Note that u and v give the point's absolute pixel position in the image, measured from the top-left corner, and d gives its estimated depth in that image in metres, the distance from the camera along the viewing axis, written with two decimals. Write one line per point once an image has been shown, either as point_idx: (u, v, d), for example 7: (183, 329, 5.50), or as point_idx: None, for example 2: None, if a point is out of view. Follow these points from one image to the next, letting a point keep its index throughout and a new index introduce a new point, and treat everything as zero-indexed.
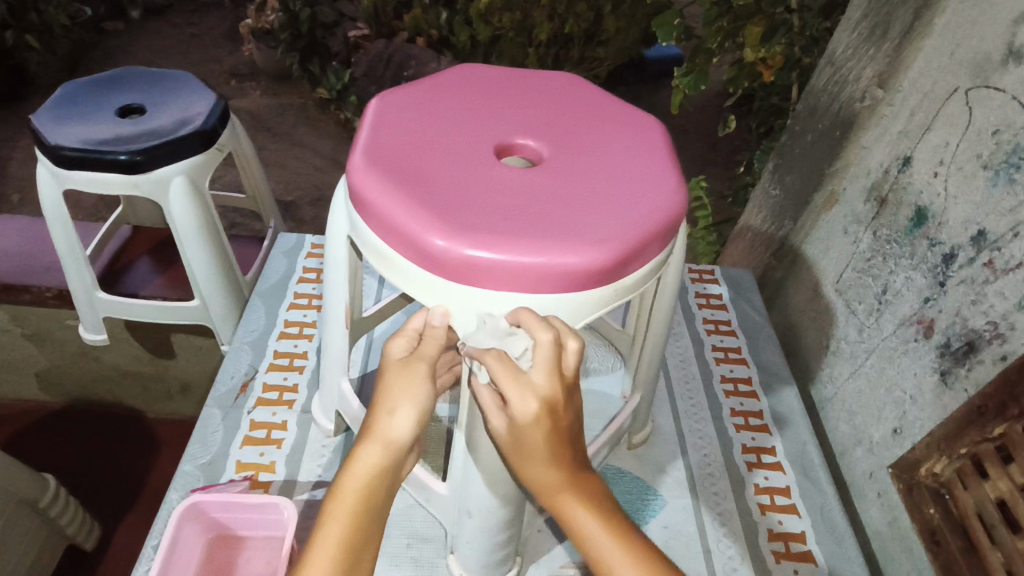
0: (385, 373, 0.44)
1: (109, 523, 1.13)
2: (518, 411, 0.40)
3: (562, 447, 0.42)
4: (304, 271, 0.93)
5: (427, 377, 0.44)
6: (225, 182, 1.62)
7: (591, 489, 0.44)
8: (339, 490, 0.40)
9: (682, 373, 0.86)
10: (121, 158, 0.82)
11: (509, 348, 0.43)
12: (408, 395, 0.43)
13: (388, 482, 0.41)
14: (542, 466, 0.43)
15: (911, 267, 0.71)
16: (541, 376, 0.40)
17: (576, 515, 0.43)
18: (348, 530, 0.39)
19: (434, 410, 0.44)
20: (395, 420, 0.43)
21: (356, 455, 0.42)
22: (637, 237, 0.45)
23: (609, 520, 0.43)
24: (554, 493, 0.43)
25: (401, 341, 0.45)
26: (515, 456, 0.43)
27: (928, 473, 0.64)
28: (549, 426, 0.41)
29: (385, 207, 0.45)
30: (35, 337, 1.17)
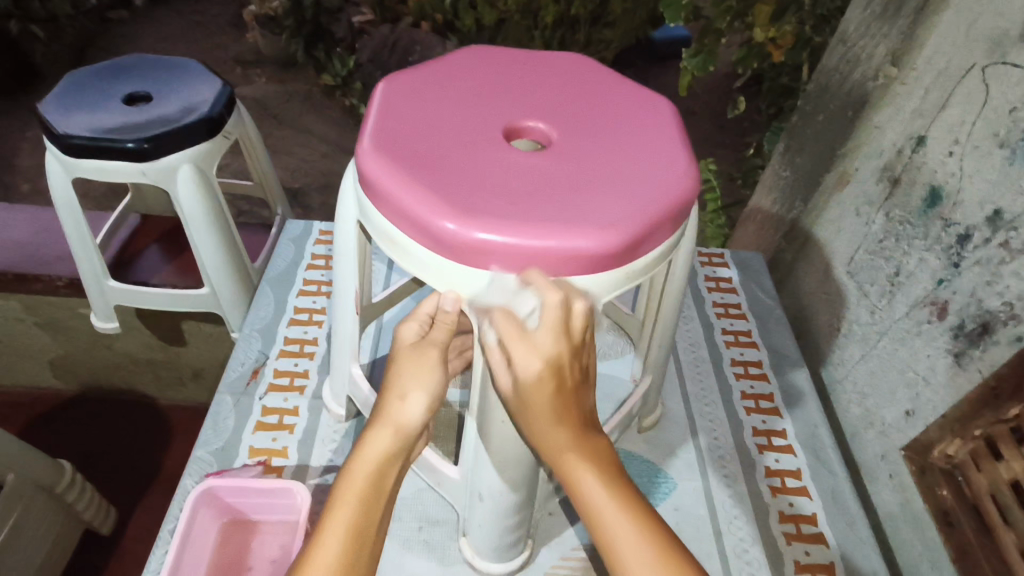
0: (398, 359, 0.45)
1: (126, 508, 1.15)
2: (521, 369, 0.41)
3: (568, 408, 0.43)
4: (313, 257, 0.93)
5: (438, 363, 0.45)
6: (232, 169, 1.62)
7: (600, 455, 0.44)
8: (351, 471, 0.41)
9: (692, 356, 0.86)
10: (128, 147, 0.82)
11: (518, 305, 0.42)
12: (419, 381, 0.44)
13: (398, 466, 0.42)
14: (550, 426, 0.43)
15: (924, 248, 0.70)
16: (546, 336, 0.41)
17: (581, 478, 0.42)
18: (358, 513, 0.39)
19: (444, 396, 0.45)
20: (406, 405, 0.43)
21: (367, 439, 0.42)
22: (648, 219, 0.45)
23: (614, 487, 0.42)
24: (560, 454, 0.43)
25: (412, 324, 0.47)
26: (522, 414, 0.44)
27: (941, 455, 0.64)
28: (552, 385, 0.42)
29: (394, 192, 0.45)
30: (47, 326, 1.18)
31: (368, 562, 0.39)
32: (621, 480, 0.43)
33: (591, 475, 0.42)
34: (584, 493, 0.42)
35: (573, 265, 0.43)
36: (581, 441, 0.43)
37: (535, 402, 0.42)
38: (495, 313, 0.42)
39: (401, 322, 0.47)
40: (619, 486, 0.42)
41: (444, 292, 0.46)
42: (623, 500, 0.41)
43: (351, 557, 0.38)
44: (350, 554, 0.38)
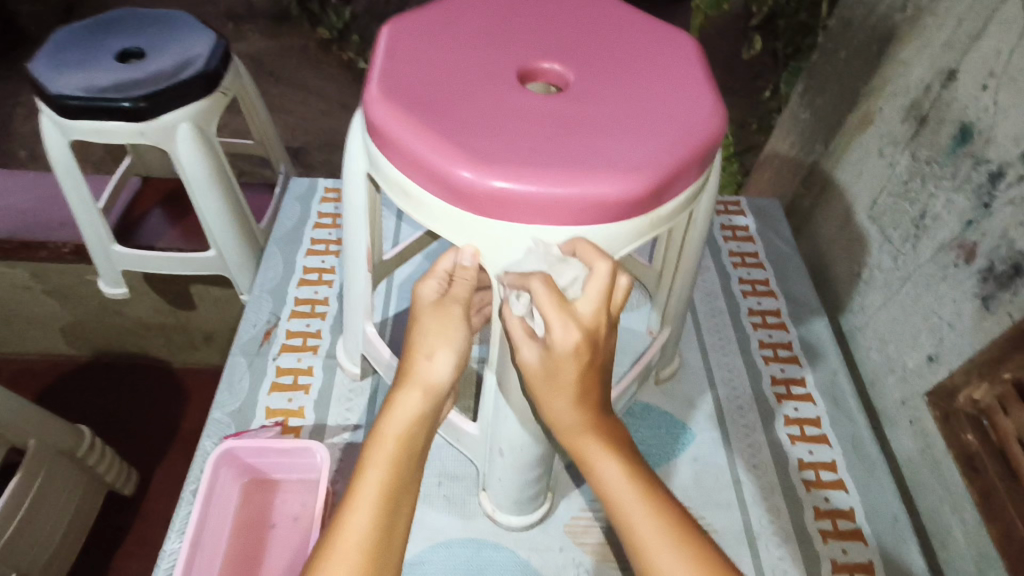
0: (421, 316, 0.43)
1: (147, 469, 1.17)
2: (559, 341, 0.39)
3: (594, 390, 0.42)
4: (319, 216, 0.91)
5: (462, 320, 0.43)
6: (232, 129, 1.58)
7: (616, 439, 0.44)
8: (380, 435, 0.40)
9: (709, 307, 0.84)
10: (123, 106, 0.79)
11: (558, 276, 0.41)
12: (445, 338, 0.42)
13: (427, 428, 0.41)
14: (568, 411, 0.43)
15: (953, 189, 0.67)
16: (589, 308, 0.39)
17: (599, 462, 0.43)
18: (389, 475, 0.38)
19: (470, 352, 0.44)
20: (433, 364, 0.42)
21: (394, 401, 0.41)
22: (673, 163, 0.43)
23: (632, 468, 0.43)
24: (578, 438, 0.44)
25: (432, 282, 0.44)
26: (542, 394, 0.42)
27: (967, 400, 0.62)
28: (586, 360, 0.40)
29: (405, 139, 0.43)
30: (56, 293, 1.17)
31: (403, 525, 0.38)
32: (637, 462, 0.44)
33: (607, 457, 0.43)
34: (601, 475, 0.43)
35: (595, 214, 0.41)
36: (599, 425, 0.44)
37: (560, 380, 0.41)
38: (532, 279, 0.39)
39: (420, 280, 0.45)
40: (636, 471, 0.43)
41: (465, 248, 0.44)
42: (638, 483, 0.42)
43: (384, 521, 0.37)
44: (384, 517, 0.37)
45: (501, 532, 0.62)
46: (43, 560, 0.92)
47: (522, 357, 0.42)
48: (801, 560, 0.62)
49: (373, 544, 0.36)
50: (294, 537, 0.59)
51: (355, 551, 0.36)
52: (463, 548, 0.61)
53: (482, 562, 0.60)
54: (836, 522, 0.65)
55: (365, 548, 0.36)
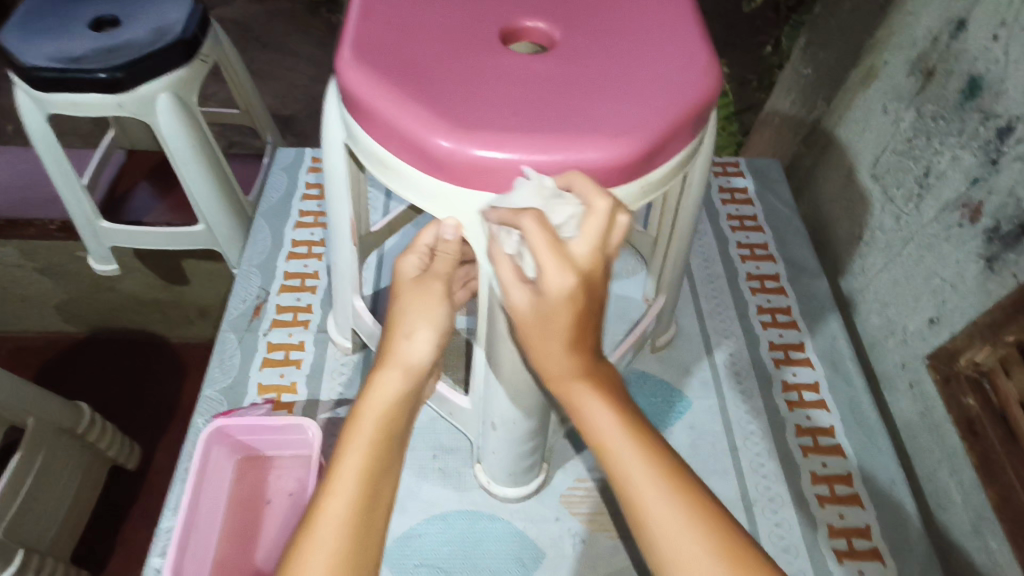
0: (401, 294, 0.43)
1: (148, 444, 1.18)
2: (552, 283, 0.35)
3: (586, 333, 0.38)
4: (307, 188, 0.89)
5: (444, 298, 0.43)
6: (219, 98, 1.54)
7: (610, 387, 0.40)
8: (359, 415, 0.38)
9: (706, 273, 0.83)
10: (100, 77, 0.76)
11: (553, 213, 0.36)
12: (425, 316, 0.42)
13: (409, 408, 0.39)
14: (559, 353, 0.39)
15: (959, 145, 0.64)
16: (586, 248, 0.35)
17: (591, 410, 0.39)
18: (370, 457, 0.36)
19: (451, 331, 0.43)
20: (414, 343, 0.41)
21: (375, 381, 0.39)
22: (664, 125, 0.40)
23: (627, 417, 0.39)
24: (569, 386, 0.39)
25: (412, 258, 0.43)
26: (532, 338, 0.38)
27: (968, 363, 0.61)
28: (583, 305, 0.36)
29: (381, 106, 0.40)
30: (48, 271, 1.16)
31: (385, 506, 0.35)
32: (635, 414, 0.39)
33: (600, 404, 0.39)
34: (592, 421, 0.39)
35: (583, 181, 0.39)
36: (590, 368, 0.40)
37: (552, 324, 0.37)
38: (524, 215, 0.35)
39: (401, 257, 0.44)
40: (633, 421, 0.39)
41: (443, 223, 0.43)
42: (634, 430, 0.38)
43: (365, 501, 0.34)
44: (365, 498, 0.35)
45: (497, 504, 0.62)
46: (50, 536, 0.94)
47: (510, 300, 0.38)
48: (798, 525, 0.62)
49: (354, 527, 0.34)
50: (290, 514, 0.59)
51: (334, 535, 0.33)
52: (458, 521, 0.61)
53: (478, 534, 0.60)
54: (834, 488, 0.65)
55: (345, 533, 0.33)
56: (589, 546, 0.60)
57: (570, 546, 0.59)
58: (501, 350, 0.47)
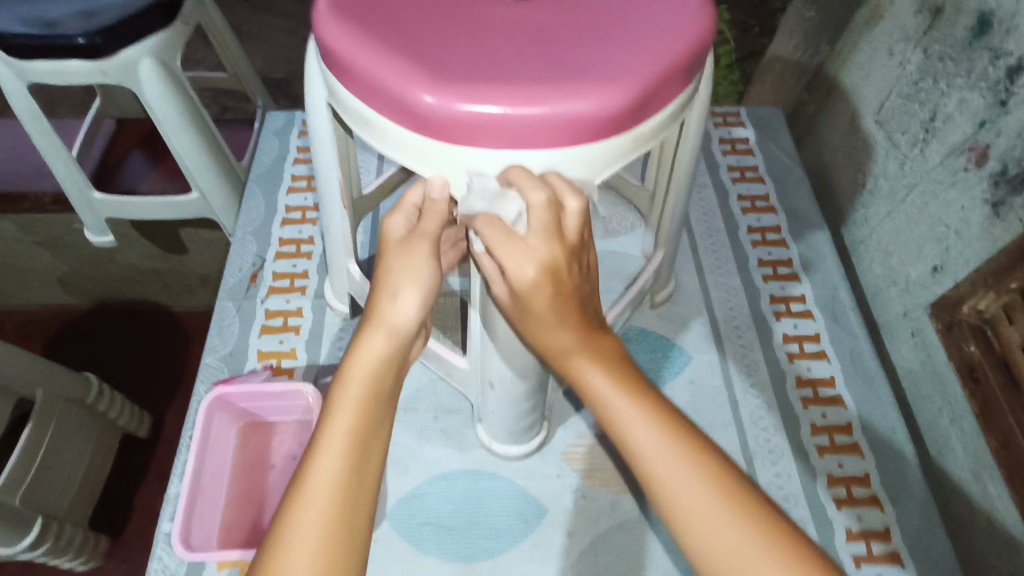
0: (387, 255, 0.41)
1: (158, 412, 1.20)
2: (516, 277, 0.38)
3: (572, 305, 0.39)
4: (298, 151, 0.87)
5: (430, 256, 0.41)
6: (207, 62, 1.51)
7: (607, 351, 0.40)
8: (346, 376, 0.38)
9: (707, 226, 0.82)
10: (79, 42, 0.73)
11: (500, 212, 0.38)
12: (411, 278, 0.41)
13: (395, 370, 0.39)
14: (551, 324, 0.39)
15: (966, 86, 0.62)
16: (538, 242, 0.37)
17: (587, 373, 0.39)
18: (358, 418, 0.36)
19: (439, 292, 0.42)
20: (399, 306, 0.40)
21: (360, 343, 0.39)
22: (656, 72, 0.39)
23: (625, 377, 0.39)
24: (567, 355, 0.40)
25: (399, 217, 0.42)
26: (522, 323, 0.41)
27: (971, 310, 0.61)
28: (552, 290, 0.38)
29: (361, 61, 0.39)
30: (46, 244, 1.16)
31: (376, 464, 0.36)
32: (633, 374, 0.39)
33: (595, 367, 0.39)
34: (593, 387, 0.39)
35: (572, 133, 0.38)
36: (586, 336, 0.40)
37: (534, 304, 0.38)
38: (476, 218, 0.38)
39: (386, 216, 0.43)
40: (630, 378, 0.39)
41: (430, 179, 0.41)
42: (636, 391, 0.38)
43: (356, 460, 0.35)
44: (355, 458, 0.35)
45: (499, 462, 0.63)
46: (67, 503, 0.96)
47: (496, 291, 0.41)
48: (797, 475, 0.63)
49: (346, 486, 0.34)
50: None
51: (324, 493, 0.34)
52: (461, 479, 0.61)
53: (481, 492, 0.61)
54: (833, 437, 0.65)
55: (334, 498, 0.33)
56: (590, 500, 0.60)
57: (571, 501, 0.60)
58: (495, 308, 0.46)
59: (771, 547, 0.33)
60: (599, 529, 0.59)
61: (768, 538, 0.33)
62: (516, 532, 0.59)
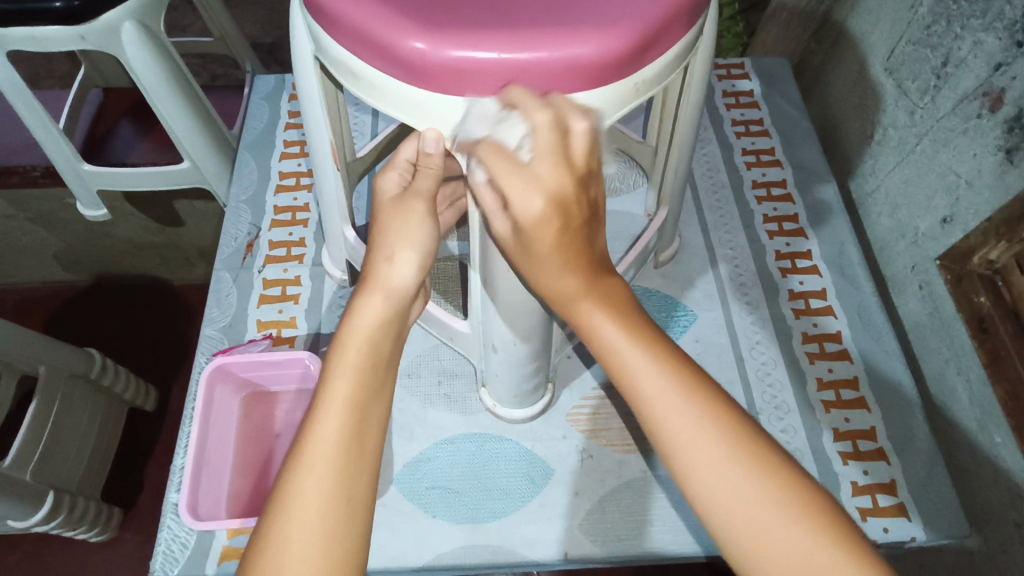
0: (381, 214, 0.43)
1: (163, 384, 1.20)
2: (523, 210, 0.34)
3: (581, 246, 0.36)
4: (290, 116, 0.85)
5: (424, 216, 0.43)
6: (194, 27, 1.46)
7: (615, 296, 0.37)
8: (342, 341, 0.37)
9: (711, 183, 0.80)
10: (56, 7, 0.71)
11: (504, 135, 0.35)
12: (406, 240, 0.42)
13: (394, 333, 0.39)
14: (559, 272, 0.36)
15: (981, 28, 0.59)
16: (546, 167, 0.34)
17: (595, 323, 0.36)
18: (355, 384, 0.35)
19: (435, 252, 0.43)
20: (395, 266, 0.41)
21: (357, 303, 0.39)
22: (657, 14, 0.37)
23: (634, 326, 0.36)
24: (573, 302, 0.37)
25: (393, 174, 0.44)
26: (524, 266, 0.38)
27: (982, 261, 0.60)
28: (561, 225, 0.35)
29: (346, 11, 0.37)
30: (40, 220, 1.14)
31: (376, 430, 0.35)
32: (643, 323, 0.37)
33: (605, 315, 0.36)
34: (604, 340, 0.36)
35: (571, 80, 0.36)
36: (595, 281, 0.37)
37: (543, 241, 0.35)
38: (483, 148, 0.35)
39: (381, 175, 0.45)
40: (638, 328, 0.36)
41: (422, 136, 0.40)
42: (647, 343, 0.36)
43: (355, 427, 0.34)
44: (354, 423, 0.34)
45: (504, 425, 0.62)
46: (78, 476, 0.97)
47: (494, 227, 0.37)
48: (804, 431, 0.62)
49: (346, 454, 0.33)
50: None
51: (324, 461, 0.33)
52: (467, 443, 0.61)
53: (487, 455, 0.61)
54: (840, 393, 0.65)
55: (337, 465, 0.33)
56: (597, 460, 0.60)
57: (577, 462, 0.60)
58: (495, 270, 0.45)
59: (785, 500, 0.32)
60: (606, 489, 0.59)
61: (783, 491, 0.33)
62: (524, 492, 0.59)
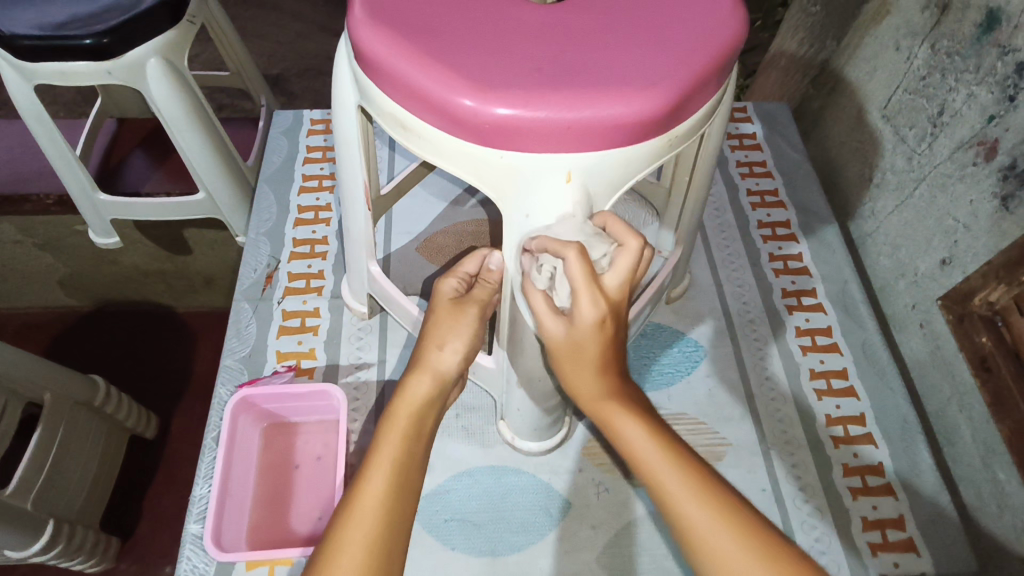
0: (439, 314, 0.52)
1: (165, 412, 1.19)
2: (584, 317, 0.39)
3: (612, 362, 0.44)
4: (309, 150, 0.87)
5: (473, 320, 0.51)
6: (204, 59, 1.49)
7: (638, 406, 0.45)
8: (393, 410, 0.47)
9: (718, 223, 0.83)
10: (86, 43, 0.72)
11: (591, 249, 0.39)
12: (455, 333, 0.51)
13: (436, 406, 0.48)
14: (589, 375, 0.43)
15: (974, 82, 0.63)
16: (617, 283, 0.39)
17: (622, 425, 0.43)
18: (401, 448, 0.44)
19: (476, 347, 0.52)
20: (443, 353, 0.50)
21: (408, 382, 0.48)
22: (691, 76, 0.39)
23: (656, 430, 0.43)
24: (603, 407, 0.44)
25: (453, 281, 0.53)
26: (563, 366, 0.44)
27: (982, 302, 0.62)
28: (608, 334, 0.41)
29: (400, 66, 0.39)
30: (48, 246, 1.15)
31: (413, 491, 0.43)
32: (662, 428, 0.43)
33: (629, 419, 0.43)
34: (632, 445, 0.43)
35: (611, 135, 0.39)
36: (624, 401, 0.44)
37: (583, 354, 0.42)
38: (566, 248, 0.38)
39: (442, 279, 0.54)
40: (659, 431, 0.43)
41: (489, 256, 0.52)
42: (666, 445, 0.42)
43: (398, 482, 0.42)
44: (397, 478, 0.43)
45: (522, 457, 0.63)
46: (79, 505, 0.96)
47: (546, 330, 0.42)
48: (814, 466, 0.64)
49: (388, 503, 0.41)
50: (319, 476, 0.61)
51: (370, 508, 0.41)
52: (485, 476, 0.62)
53: (505, 487, 0.61)
54: (848, 428, 0.66)
55: (379, 513, 0.40)
56: (613, 494, 0.61)
57: (594, 495, 0.61)
58: (524, 329, 0.49)
59: None
60: (621, 522, 0.60)
61: None
62: (542, 525, 0.59)
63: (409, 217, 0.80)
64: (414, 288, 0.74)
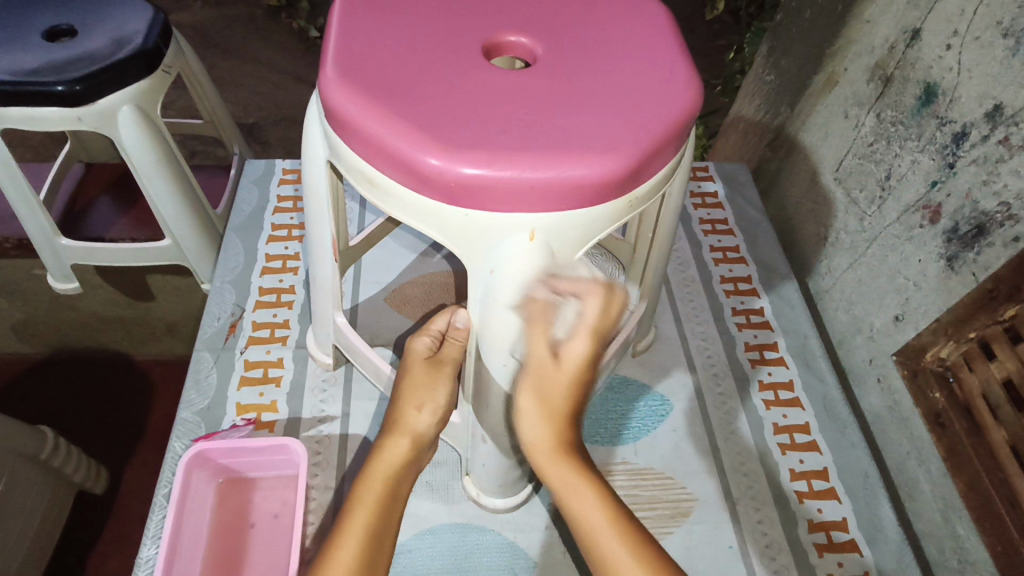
0: (414, 373, 0.52)
1: (116, 466, 1.14)
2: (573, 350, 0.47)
3: (564, 412, 0.47)
4: (279, 200, 0.87)
5: (448, 380, 0.52)
6: (178, 108, 1.50)
7: (589, 471, 0.46)
8: (371, 472, 0.47)
9: (682, 277, 0.85)
10: (58, 90, 0.72)
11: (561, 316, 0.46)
12: (429, 397, 0.51)
13: (412, 468, 0.49)
14: (536, 423, 0.47)
15: (917, 149, 0.67)
16: (582, 344, 0.47)
17: (573, 492, 0.45)
18: (374, 516, 0.44)
19: (450, 407, 0.52)
20: (418, 414, 0.51)
21: (383, 445, 0.48)
22: (648, 139, 0.41)
23: (610, 505, 0.45)
24: (551, 464, 0.46)
25: (425, 339, 0.53)
26: (525, 414, 0.47)
27: (933, 358, 0.64)
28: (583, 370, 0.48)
29: (368, 124, 0.40)
30: (2, 290, 1.11)
31: (385, 554, 0.44)
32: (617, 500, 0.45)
33: (580, 485, 0.45)
34: (578, 510, 0.45)
35: (572, 197, 0.40)
36: (574, 463, 0.46)
37: (553, 388, 0.47)
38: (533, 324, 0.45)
39: (414, 336, 0.54)
40: (612, 505, 0.45)
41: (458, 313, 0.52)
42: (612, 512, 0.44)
43: (368, 552, 0.43)
44: (368, 547, 0.43)
45: (487, 515, 0.62)
46: (16, 563, 0.90)
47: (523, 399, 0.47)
48: (780, 522, 0.64)
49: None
50: (275, 536, 0.58)
51: None
52: (448, 535, 0.60)
53: (468, 547, 0.60)
54: (812, 484, 0.67)
55: None
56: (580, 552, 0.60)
57: (560, 553, 0.60)
58: (489, 386, 0.49)
59: None
60: None
61: None
62: None
63: (378, 267, 0.81)
64: (382, 340, 0.73)
